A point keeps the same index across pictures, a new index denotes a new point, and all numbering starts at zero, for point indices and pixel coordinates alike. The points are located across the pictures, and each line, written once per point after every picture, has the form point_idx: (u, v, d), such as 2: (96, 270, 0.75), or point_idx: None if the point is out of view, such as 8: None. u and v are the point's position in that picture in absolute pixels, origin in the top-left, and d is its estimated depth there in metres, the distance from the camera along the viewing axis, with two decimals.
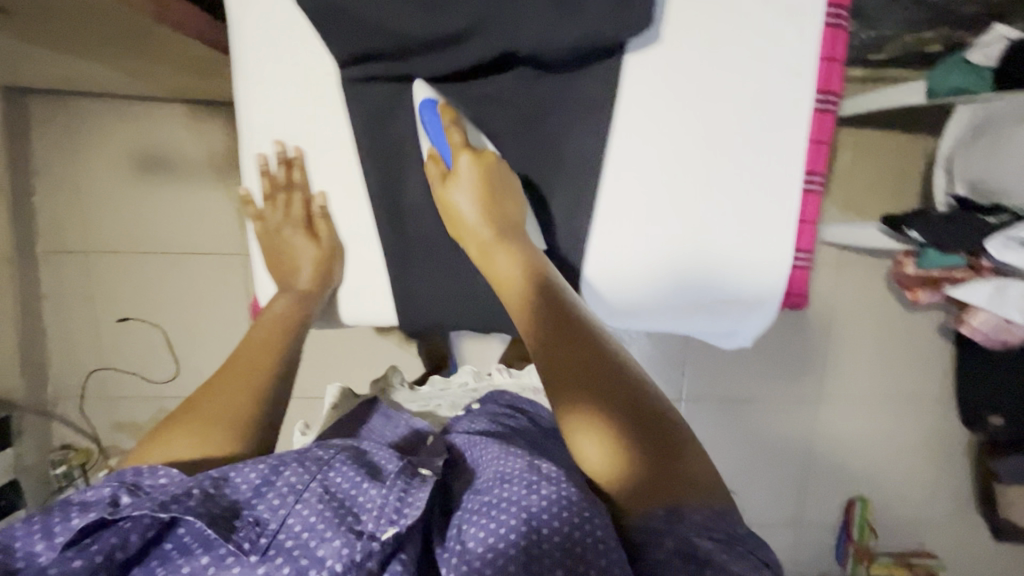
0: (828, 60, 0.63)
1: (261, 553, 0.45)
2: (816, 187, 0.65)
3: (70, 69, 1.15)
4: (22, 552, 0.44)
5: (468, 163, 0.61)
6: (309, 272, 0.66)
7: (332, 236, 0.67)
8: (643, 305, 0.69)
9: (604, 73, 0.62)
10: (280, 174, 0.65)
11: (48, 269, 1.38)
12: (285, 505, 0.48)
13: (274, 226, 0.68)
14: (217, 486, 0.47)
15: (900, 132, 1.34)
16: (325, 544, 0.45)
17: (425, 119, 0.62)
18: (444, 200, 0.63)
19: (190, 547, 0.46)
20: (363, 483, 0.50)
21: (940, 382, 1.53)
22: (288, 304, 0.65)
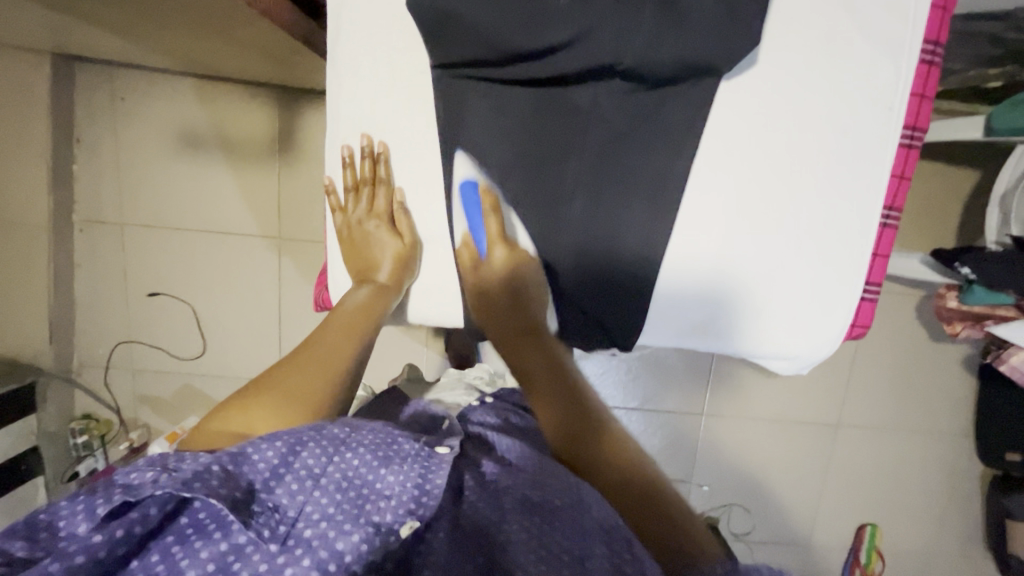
0: (917, 97, 0.64)
1: (280, 543, 0.46)
2: (893, 222, 0.67)
3: (125, 46, 1.14)
4: (65, 531, 0.43)
5: (501, 255, 0.67)
6: (388, 267, 0.67)
7: (412, 234, 0.69)
8: (706, 325, 0.70)
9: (698, 94, 0.62)
10: (365, 169, 0.67)
11: (83, 238, 1.37)
12: (303, 492, 0.50)
13: (356, 219, 0.69)
14: (237, 464, 0.48)
15: (945, 164, 1.34)
16: (344, 538, 0.47)
17: (467, 199, 0.66)
18: (470, 288, 0.68)
19: (208, 529, 0.45)
20: (379, 469, 0.53)
21: (960, 415, 1.54)
22: (367, 297, 0.66)
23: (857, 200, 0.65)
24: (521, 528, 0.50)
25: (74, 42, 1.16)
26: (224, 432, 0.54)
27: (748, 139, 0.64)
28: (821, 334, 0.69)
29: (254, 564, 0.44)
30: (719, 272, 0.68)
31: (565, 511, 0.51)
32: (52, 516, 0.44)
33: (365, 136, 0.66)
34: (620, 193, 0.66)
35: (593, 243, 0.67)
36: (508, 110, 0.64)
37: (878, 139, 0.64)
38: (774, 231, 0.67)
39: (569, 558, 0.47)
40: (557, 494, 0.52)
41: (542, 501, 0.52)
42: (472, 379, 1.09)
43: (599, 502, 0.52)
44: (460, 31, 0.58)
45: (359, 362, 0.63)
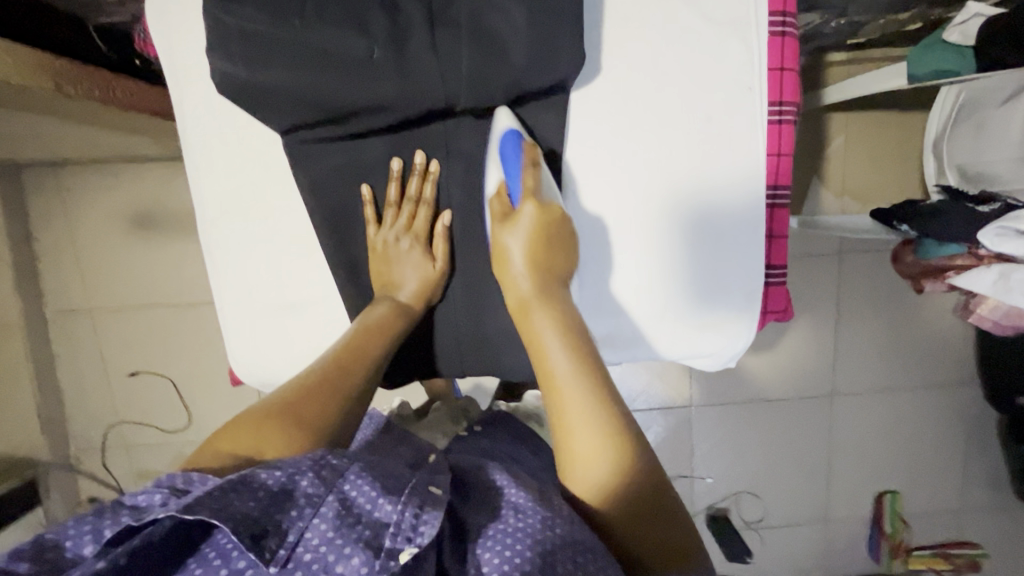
0: (777, 71, 0.63)
1: (280, 565, 0.37)
2: (782, 200, 0.66)
3: (53, 145, 1.18)
4: (72, 553, 0.37)
5: (533, 212, 0.58)
6: (413, 290, 0.65)
7: (445, 261, 0.66)
8: (611, 334, 0.67)
9: (551, 115, 0.62)
10: (412, 185, 0.64)
11: (59, 331, 1.42)
12: (304, 515, 0.39)
13: (391, 235, 0.65)
14: (244, 476, 0.39)
15: (890, 111, 1.29)
16: (343, 561, 0.37)
17: (504, 147, 0.60)
18: (496, 241, 0.60)
19: (209, 558, 0.38)
20: (379, 497, 0.41)
21: (962, 365, 1.47)
22: (386, 314, 0.63)
23: (740, 183, 0.63)
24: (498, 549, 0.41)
25: (11, 152, 1.21)
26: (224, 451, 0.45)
27: (613, 145, 0.63)
28: (734, 330, 0.67)
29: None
30: (609, 279, 0.66)
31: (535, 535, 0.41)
32: (60, 535, 0.38)
33: (420, 152, 0.63)
34: None
35: (482, 274, 0.67)
36: (364, 161, 0.64)
37: (745, 120, 0.62)
38: (662, 231, 0.65)
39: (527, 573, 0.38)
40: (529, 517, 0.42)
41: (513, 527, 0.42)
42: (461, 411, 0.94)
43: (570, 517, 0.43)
44: (285, 101, 0.58)
45: (366, 387, 0.57)
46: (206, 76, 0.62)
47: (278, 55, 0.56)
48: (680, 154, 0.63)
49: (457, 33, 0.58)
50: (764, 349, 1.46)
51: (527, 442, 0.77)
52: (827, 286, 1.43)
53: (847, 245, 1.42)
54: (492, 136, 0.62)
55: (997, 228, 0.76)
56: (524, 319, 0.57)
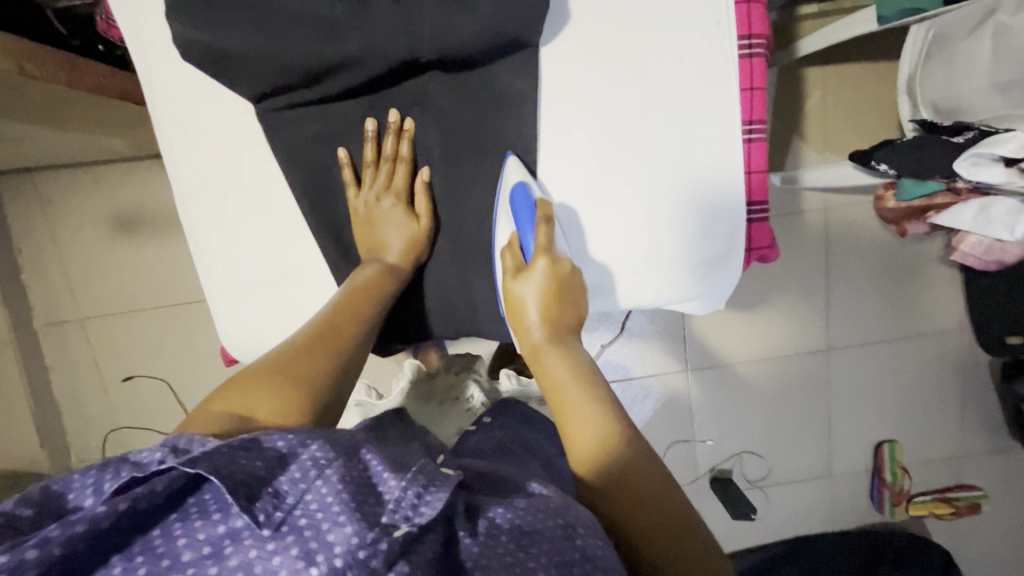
0: (745, 4, 0.63)
1: (273, 528, 0.37)
2: (758, 135, 0.66)
3: (28, 150, 1.17)
4: (73, 502, 0.38)
5: (544, 267, 0.60)
6: (399, 249, 0.65)
7: (429, 219, 0.67)
8: (600, 259, 0.67)
9: (522, 65, 0.62)
10: (387, 144, 0.65)
11: (49, 341, 1.40)
12: (306, 479, 0.39)
13: (374, 194, 0.66)
14: (253, 440, 0.40)
15: (864, 61, 1.30)
16: (336, 530, 0.37)
17: (516, 202, 0.62)
18: (508, 292, 0.62)
19: (209, 511, 0.38)
20: (384, 473, 0.42)
21: (952, 309, 1.48)
22: (375, 275, 0.63)
23: (715, 119, 0.64)
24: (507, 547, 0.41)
25: None
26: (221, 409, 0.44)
27: (586, 91, 0.63)
28: (721, 273, 0.69)
29: (246, 549, 0.36)
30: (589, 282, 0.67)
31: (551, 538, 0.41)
32: (65, 487, 0.38)
33: (394, 110, 0.63)
34: (474, 181, 0.66)
35: (467, 234, 0.68)
36: (340, 126, 0.64)
37: (715, 57, 0.62)
38: (639, 178, 0.65)
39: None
40: (542, 518, 0.43)
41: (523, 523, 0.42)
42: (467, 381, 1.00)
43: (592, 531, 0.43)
44: (251, 64, 0.57)
45: (357, 344, 0.57)
46: (170, 47, 0.61)
47: (243, 19, 0.55)
48: (654, 95, 0.63)
49: None
50: (756, 309, 1.47)
51: (532, 423, 0.78)
52: (814, 242, 1.44)
53: (830, 200, 1.43)
54: (502, 189, 0.64)
55: (971, 156, 0.79)
56: (536, 364, 0.59)
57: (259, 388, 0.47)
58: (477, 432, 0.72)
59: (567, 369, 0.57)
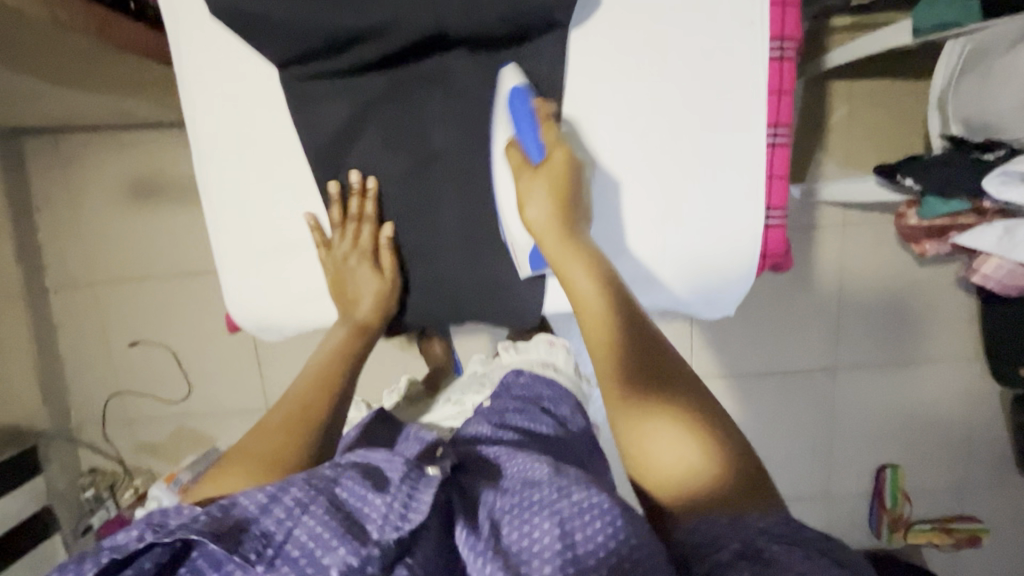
0: (780, 6, 0.61)
1: (267, 564, 0.45)
2: (783, 140, 0.64)
3: (52, 110, 1.18)
4: None
5: (559, 160, 0.60)
6: (368, 305, 0.68)
7: (395, 271, 0.69)
8: (612, 253, 0.66)
9: (549, 51, 0.61)
10: (352, 205, 0.65)
11: (60, 301, 1.42)
12: (291, 516, 0.47)
13: (340, 255, 0.66)
14: (225, 508, 0.47)
15: (894, 78, 1.27)
16: (330, 553, 0.45)
17: (516, 106, 0.60)
18: (519, 189, 0.62)
19: (203, 568, 0.46)
20: (368, 494, 0.50)
21: (966, 337, 1.45)
22: (347, 337, 0.68)
23: (740, 119, 0.62)
24: (515, 528, 0.48)
25: (10, 117, 1.21)
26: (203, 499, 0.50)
27: (611, 82, 0.62)
28: (734, 277, 0.66)
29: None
30: (593, 196, 0.64)
31: (540, 502, 0.49)
32: None
33: (354, 171, 0.64)
34: (489, 167, 0.64)
35: (476, 220, 0.66)
36: (358, 99, 0.63)
37: (745, 58, 0.61)
38: (659, 175, 0.64)
39: (552, 553, 0.44)
40: (536, 490, 0.51)
41: (524, 499, 0.50)
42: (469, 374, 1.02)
43: (583, 484, 0.49)
44: (282, 27, 0.57)
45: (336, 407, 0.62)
46: (198, 9, 0.61)
47: None
48: (678, 91, 0.62)
49: None
50: (766, 323, 1.45)
51: (538, 401, 0.77)
52: (830, 259, 1.42)
53: (849, 217, 1.40)
54: (501, 95, 0.62)
55: (1000, 175, 0.77)
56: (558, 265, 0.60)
57: (231, 476, 0.52)
58: (474, 419, 0.73)
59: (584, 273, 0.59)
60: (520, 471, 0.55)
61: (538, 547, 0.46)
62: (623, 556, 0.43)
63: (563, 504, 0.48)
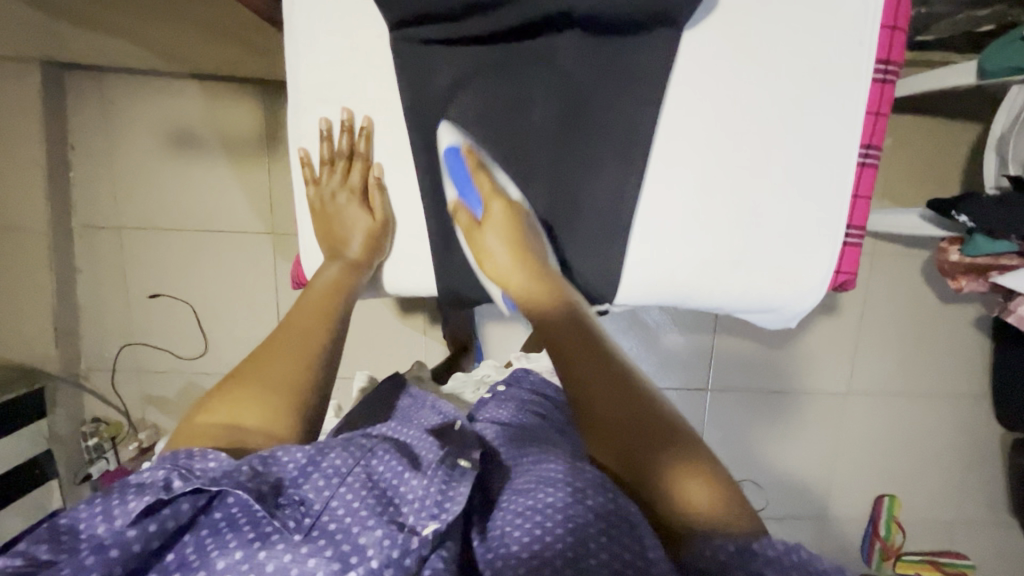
0: (890, 29, 0.63)
1: (305, 534, 0.44)
2: (872, 160, 0.66)
3: (106, 47, 1.14)
4: (85, 532, 0.43)
5: (498, 208, 0.66)
6: (358, 244, 0.67)
7: (386, 208, 0.68)
8: (689, 251, 0.66)
9: (664, 46, 0.61)
10: (343, 141, 0.66)
11: (83, 243, 1.39)
12: (330, 486, 0.47)
13: (330, 192, 0.69)
14: (266, 465, 0.48)
15: (941, 116, 1.29)
16: (367, 532, 0.44)
17: (449, 163, 0.66)
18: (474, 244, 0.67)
19: (239, 522, 0.44)
20: (405, 473, 0.50)
21: (976, 378, 1.49)
22: (337, 273, 0.66)
23: (836, 134, 0.63)
24: (517, 513, 0.49)
25: (61, 50, 1.18)
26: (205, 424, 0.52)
27: (716, 83, 0.63)
28: (804, 290, 0.67)
29: (279, 554, 0.43)
30: (679, 193, 0.65)
31: (561, 501, 0.48)
32: (71, 521, 0.43)
33: (345, 109, 0.65)
34: (584, 152, 0.64)
35: (560, 207, 0.67)
36: (465, 70, 0.63)
37: (851, 75, 0.62)
38: (748, 178, 0.64)
39: (564, 548, 0.44)
40: (552, 488, 0.50)
41: (539, 496, 0.50)
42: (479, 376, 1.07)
43: (598, 490, 0.49)
44: None
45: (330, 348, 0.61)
46: None
47: None
48: (780, 100, 0.63)
49: None
50: (786, 343, 1.47)
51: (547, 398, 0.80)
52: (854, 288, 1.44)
53: (879, 249, 1.43)
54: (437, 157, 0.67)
55: None
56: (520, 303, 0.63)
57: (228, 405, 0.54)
58: (490, 403, 0.76)
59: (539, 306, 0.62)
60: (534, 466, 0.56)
61: (546, 549, 0.45)
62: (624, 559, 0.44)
63: (579, 511, 0.47)
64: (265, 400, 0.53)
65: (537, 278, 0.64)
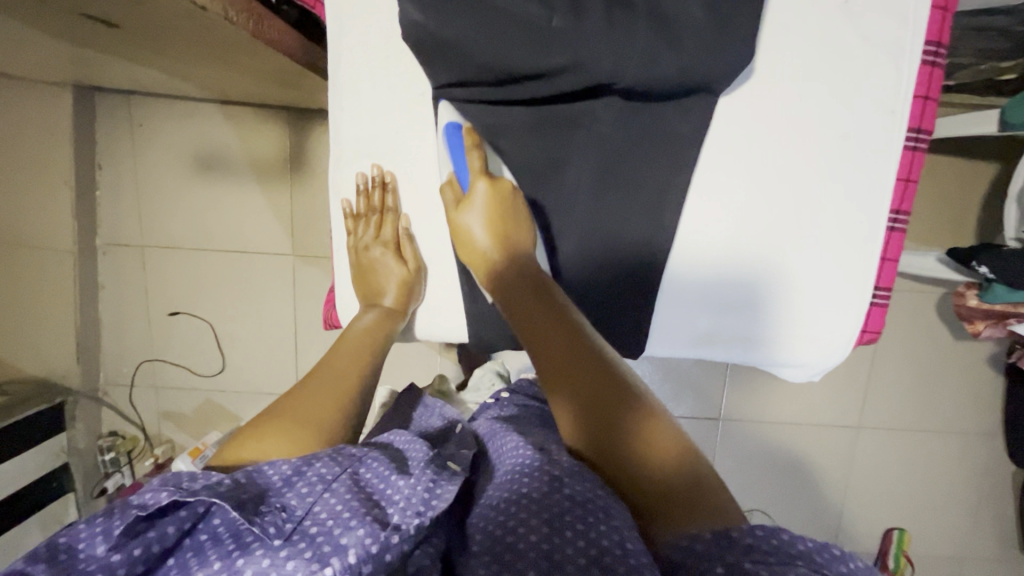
0: (921, 99, 0.64)
1: (284, 537, 0.45)
2: (901, 225, 0.67)
3: (139, 77, 1.17)
4: (84, 554, 0.43)
5: (484, 190, 0.63)
6: (393, 294, 0.68)
7: (416, 261, 0.70)
8: (720, 306, 0.68)
9: (698, 111, 0.62)
10: (375, 198, 0.68)
11: (107, 260, 1.41)
12: (314, 492, 0.48)
13: (364, 244, 0.70)
14: (250, 477, 0.48)
15: (960, 159, 1.30)
16: (348, 532, 0.45)
17: (449, 142, 0.65)
18: (454, 223, 0.66)
19: (223, 537, 0.46)
20: (392, 477, 0.52)
21: (989, 416, 1.49)
22: (373, 323, 0.67)
23: (863, 198, 0.64)
24: (494, 515, 0.49)
25: (94, 77, 1.20)
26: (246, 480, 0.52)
27: (750, 147, 0.64)
28: (829, 345, 0.68)
29: (259, 560, 0.43)
30: (711, 250, 0.66)
31: (535, 498, 0.48)
32: (71, 540, 0.43)
33: (376, 166, 0.67)
34: (620, 211, 0.66)
35: (599, 259, 0.67)
36: (507, 127, 0.65)
37: (881, 143, 0.63)
38: (778, 240, 0.66)
39: (538, 552, 0.43)
40: (528, 482, 0.50)
41: (515, 492, 0.49)
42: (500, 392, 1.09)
43: (578, 478, 0.48)
44: (455, 56, 0.59)
45: (367, 400, 0.62)
46: (367, 27, 0.63)
47: (462, 16, 0.57)
48: (809, 165, 0.64)
49: (633, 17, 0.58)
50: None
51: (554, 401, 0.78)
52: None
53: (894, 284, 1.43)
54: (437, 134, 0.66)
55: None
56: (495, 281, 0.63)
57: (272, 449, 0.53)
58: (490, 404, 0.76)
59: (518, 283, 0.61)
60: (515, 457, 0.55)
61: (519, 535, 0.45)
62: (599, 546, 0.43)
63: (557, 499, 0.47)
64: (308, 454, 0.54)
65: (518, 259, 0.63)
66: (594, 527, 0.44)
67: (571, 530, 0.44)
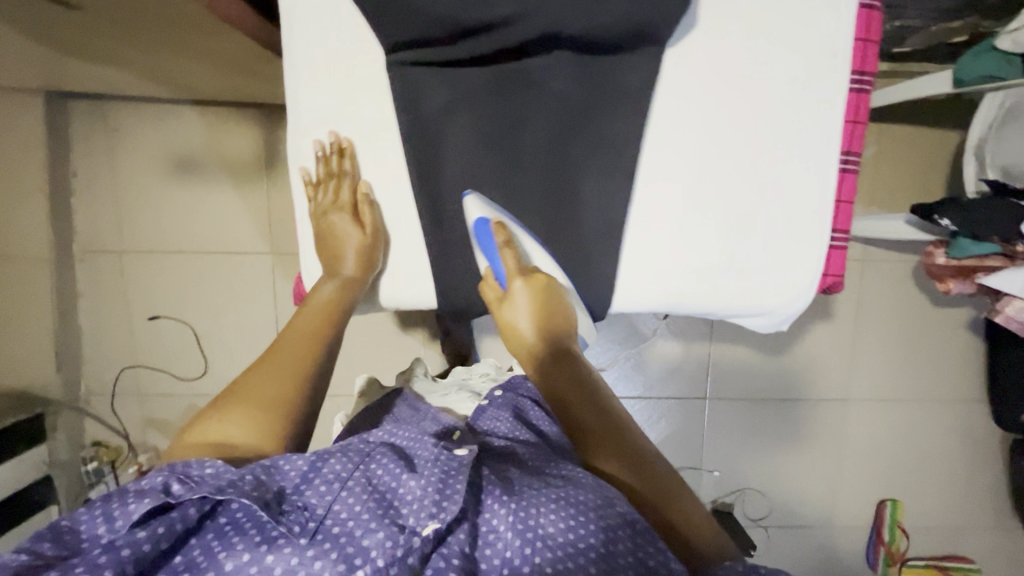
0: (863, 41, 0.66)
1: (310, 536, 0.45)
2: (853, 166, 0.69)
3: (109, 79, 1.18)
4: (87, 534, 0.43)
5: (522, 286, 0.65)
6: (352, 260, 0.68)
7: (375, 226, 0.70)
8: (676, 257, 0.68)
9: (647, 60, 0.64)
10: (331, 163, 0.69)
11: (85, 267, 1.41)
12: (332, 491, 0.48)
13: (323, 210, 0.70)
14: (269, 474, 0.47)
15: (922, 125, 1.33)
16: (370, 535, 0.45)
17: (481, 239, 0.66)
18: (499, 319, 0.66)
19: (246, 526, 0.45)
20: (402, 475, 0.51)
21: (973, 379, 1.50)
22: (334, 291, 0.67)
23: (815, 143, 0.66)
24: (550, 523, 0.47)
25: (65, 81, 1.22)
26: (201, 438, 0.52)
27: (698, 95, 0.65)
28: (796, 294, 0.69)
29: (287, 558, 0.43)
30: (665, 201, 0.67)
31: (593, 507, 0.47)
32: (72, 523, 0.43)
33: (331, 132, 0.68)
34: (576, 165, 0.67)
35: (559, 213, 0.68)
36: (460, 87, 0.66)
37: (826, 87, 0.65)
38: (733, 186, 0.67)
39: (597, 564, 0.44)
40: (582, 492, 0.49)
41: (570, 499, 0.48)
42: (480, 375, 1.07)
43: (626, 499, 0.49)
44: (405, 12, 0.62)
45: (329, 361, 0.62)
46: None
47: None
48: (760, 114, 0.65)
49: None
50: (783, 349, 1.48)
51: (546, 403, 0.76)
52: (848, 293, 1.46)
53: (869, 254, 1.45)
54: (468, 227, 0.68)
55: None
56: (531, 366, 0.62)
57: (228, 416, 0.53)
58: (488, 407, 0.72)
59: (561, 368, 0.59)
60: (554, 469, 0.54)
61: (580, 547, 0.45)
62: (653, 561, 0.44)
63: (611, 512, 0.47)
64: (261, 413, 0.54)
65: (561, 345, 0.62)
66: (647, 550, 0.45)
67: (593, 551, 0.45)
